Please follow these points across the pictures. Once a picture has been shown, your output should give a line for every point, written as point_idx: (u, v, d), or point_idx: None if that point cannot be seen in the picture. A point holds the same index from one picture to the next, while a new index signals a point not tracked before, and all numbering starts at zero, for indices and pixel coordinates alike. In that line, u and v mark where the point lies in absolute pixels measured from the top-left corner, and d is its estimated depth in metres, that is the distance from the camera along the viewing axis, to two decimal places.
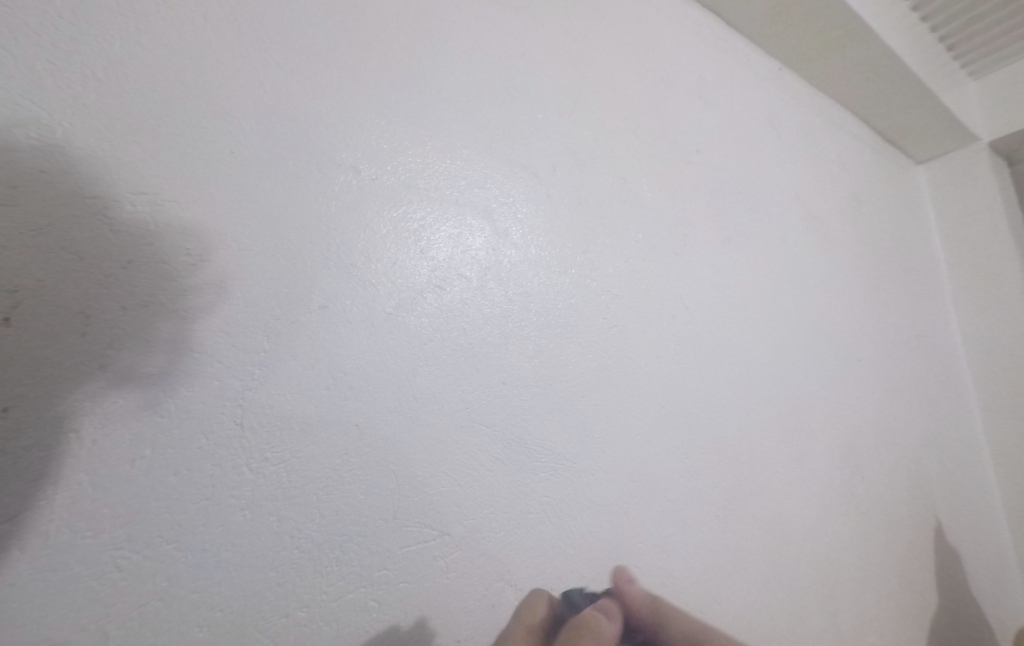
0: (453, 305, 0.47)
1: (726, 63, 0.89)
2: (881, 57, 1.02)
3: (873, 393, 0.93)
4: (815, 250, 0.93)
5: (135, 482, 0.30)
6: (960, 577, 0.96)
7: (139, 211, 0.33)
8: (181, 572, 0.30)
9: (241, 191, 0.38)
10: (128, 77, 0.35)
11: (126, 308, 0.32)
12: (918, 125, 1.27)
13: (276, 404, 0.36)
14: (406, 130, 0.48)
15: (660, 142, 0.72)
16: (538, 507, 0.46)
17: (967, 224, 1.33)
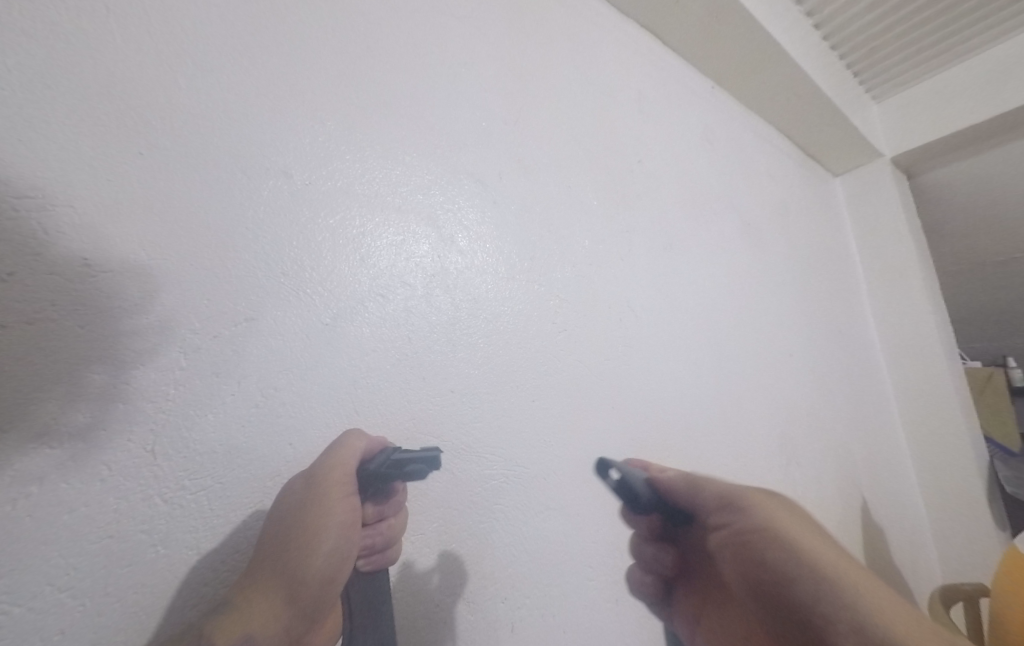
0: (396, 314, 0.45)
1: (662, 79, 0.93)
2: (796, 80, 1.12)
3: (803, 385, 1.00)
4: (749, 255, 1.00)
5: (16, 526, 0.26)
6: (884, 551, 1.05)
7: (22, 216, 0.29)
8: (76, 625, 0.27)
9: (152, 195, 0.35)
10: (9, 67, 0.31)
11: (5, 326, 0.28)
12: (832, 141, 1.40)
13: (196, 426, 0.33)
14: (343, 136, 0.46)
15: (603, 151, 0.74)
16: (489, 515, 0.46)
17: (876, 230, 1.48)
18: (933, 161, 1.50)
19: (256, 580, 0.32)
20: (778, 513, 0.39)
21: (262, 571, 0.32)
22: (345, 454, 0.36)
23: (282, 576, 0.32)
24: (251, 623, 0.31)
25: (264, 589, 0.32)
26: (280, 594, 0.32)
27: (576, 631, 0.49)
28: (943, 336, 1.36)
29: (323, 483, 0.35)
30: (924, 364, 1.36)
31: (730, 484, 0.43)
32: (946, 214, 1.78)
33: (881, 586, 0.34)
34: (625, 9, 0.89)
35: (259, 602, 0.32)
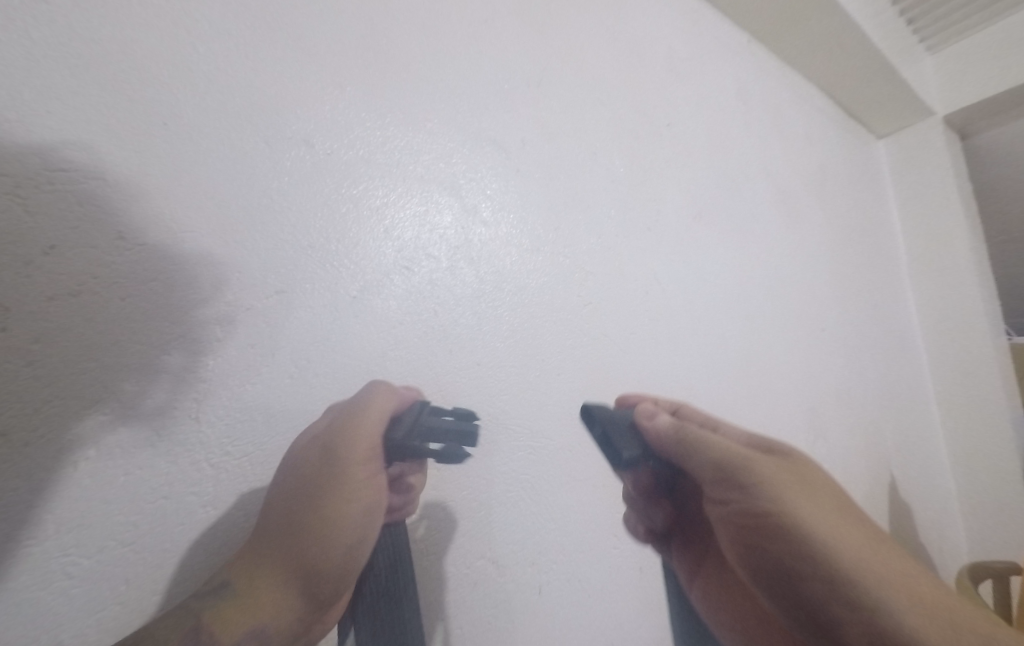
0: (421, 287, 0.45)
1: (695, 34, 0.87)
2: (843, 30, 1.03)
3: (834, 358, 0.97)
4: (783, 224, 0.95)
5: (80, 485, 0.28)
6: (910, 527, 1.04)
7: (60, 189, 0.30)
8: (140, 576, 0.29)
9: (181, 168, 0.35)
10: (37, 40, 0.31)
11: (53, 298, 0.29)
12: (879, 99, 1.29)
13: (234, 395, 0.34)
14: (364, 103, 0.45)
15: (631, 114, 0.71)
16: (514, 485, 0.47)
17: (922, 196, 1.39)
18: (992, 118, 1.38)
19: (265, 568, 0.34)
20: (786, 494, 0.37)
21: (274, 557, 0.34)
22: (364, 430, 0.37)
23: (292, 566, 0.34)
24: (260, 615, 0.33)
25: (271, 578, 0.34)
26: (292, 585, 0.34)
27: (597, 596, 0.50)
28: (989, 309, 1.28)
29: (341, 464, 0.37)
30: (966, 338, 1.29)
31: (728, 454, 0.40)
32: (1001, 178, 1.65)
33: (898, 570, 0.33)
34: None
35: (267, 592, 0.33)
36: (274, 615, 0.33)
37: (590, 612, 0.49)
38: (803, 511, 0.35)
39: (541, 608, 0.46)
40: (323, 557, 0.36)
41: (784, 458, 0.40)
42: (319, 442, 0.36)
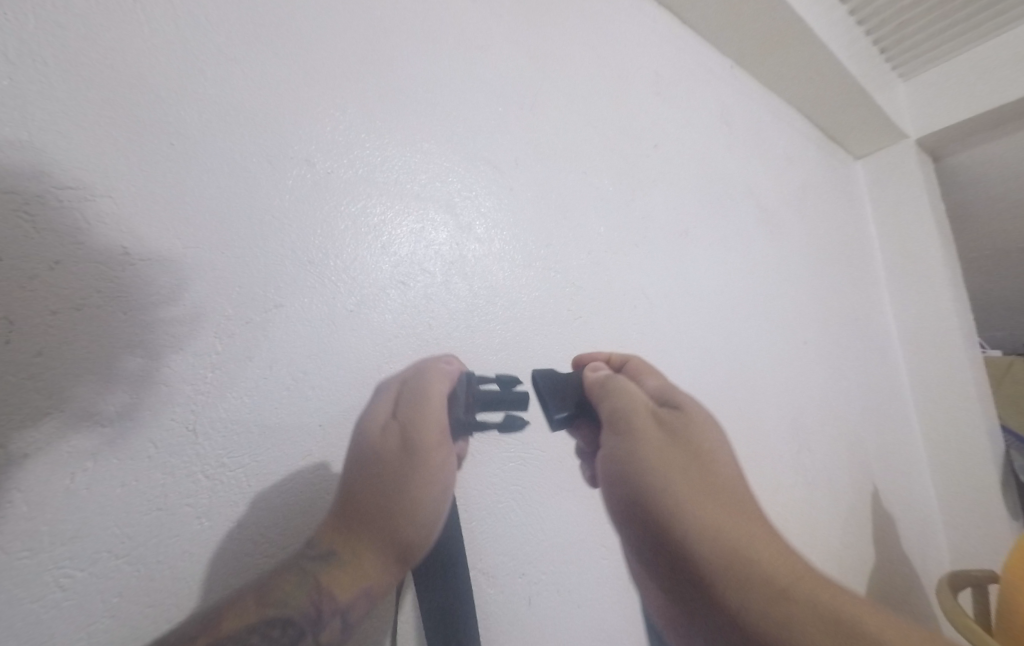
0: (417, 301, 0.46)
1: (679, 59, 0.91)
2: (820, 58, 1.08)
3: (817, 371, 1.00)
4: (766, 241, 0.98)
5: (76, 498, 0.28)
6: (894, 537, 1.06)
7: (66, 206, 0.31)
8: (133, 588, 0.29)
9: (184, 184, 0.36)
10: (47, 61, 0.32)
11: (56, 311, 0.29)
12: (854, 123, 1.35)
13: (231, 408, 0.34)
14: (363, 122, 0.47)
15: (619, 135, 0.73)
16: (507, 496, 0.47)
17: (897, 215, 1.45)
18: (961, 142, 1.45)
19: (364, 536, 0.33)
20: (656, 449, 0.33)
21: (371, 529, 0.33)
22: (431, 411, 0.35)
23: (389, 538, 0.34)
24: (366, 579, 0.33)
25: (374, 546, 0.33)
26: (387, 558, 0.34)
27: (589, 605, 0.51)
28: (963, 324, 1.33)
29: (419, 444, 0.35)
30: (943, 352, 1.33)
31: (622, 405, 0.36)
32: (972, 198, 1.72)
33: (754, 544, 0.27)
34: None
35: (366, 563, 0.33)
36: (378, 580, 0.33)
37: (582, 623, 0.50)
38: (665, 464, 0.31)
39: (533, 620, 0.46)
40: (410, 536, 0.34)
41: (678, 416, 0.35)
42: (395, 423, 0.36)
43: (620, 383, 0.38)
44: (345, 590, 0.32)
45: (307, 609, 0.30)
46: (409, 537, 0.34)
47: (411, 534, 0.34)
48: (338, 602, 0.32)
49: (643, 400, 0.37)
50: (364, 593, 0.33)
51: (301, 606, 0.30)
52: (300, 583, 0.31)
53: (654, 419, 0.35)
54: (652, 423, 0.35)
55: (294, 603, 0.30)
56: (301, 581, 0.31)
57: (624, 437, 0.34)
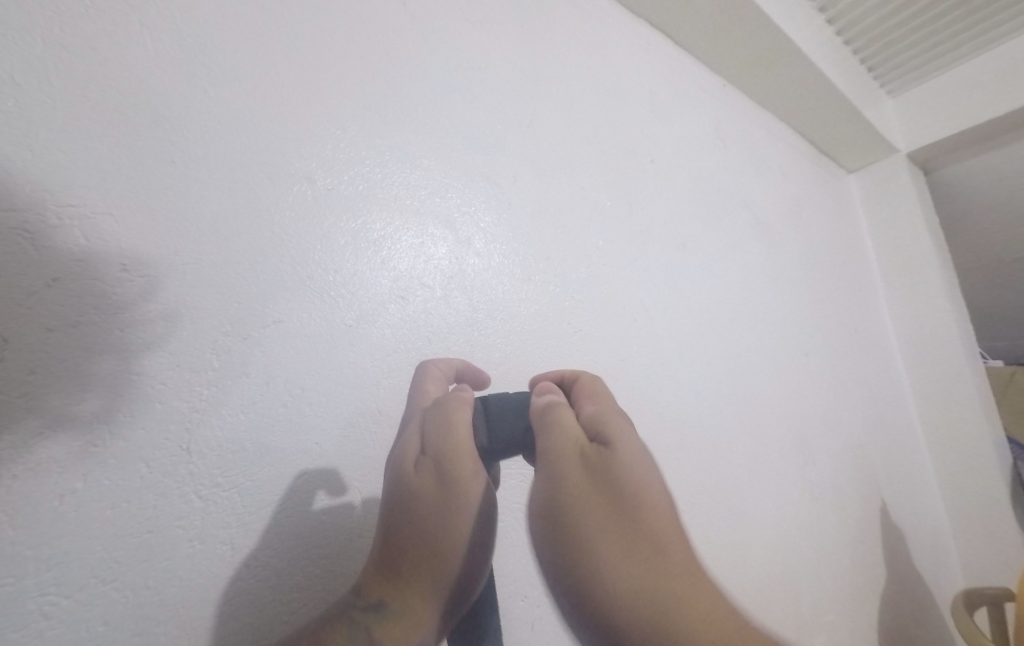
0: (416, 316, 0.46)
1: (673, 78, 0.93)
2: (809, 75, 1.11)
3: (818, 383, 0.99)
4: (763, 254, 0.99)
5: (65, 520, 0.27)
6: (904, 553, 1.04)
7: (66, 224, 0.31)
8: (120, 616, 0.28)
9: (183, 202, 0.36)
10: (52, 83, 0.32)
11: (51, 329, 0.29)
12: (846, 138, 1.38)
13: (226, 426, 0.34)
14: (362, 140, 0.47)
15: (615, 152, 0.74)
16: (508, 514, 0.46)
17: (891, 226, 1.46)
18: (950, 157, 1.47)
19: (409, 586, 0.31)
20: (581, 495, 0.29)
21: (413, 578, 0.31)
22: (459, 441, 0.33)
23: (434, 590, 0.31)
24: (417, 631, 0.31)
25: (421, 597, 0.31)
26: (436, 608, 0.31)
27: None
28: (962, 334, 1.33)
29: (452, 479, 0.32)
30: (943, 362, 1.33)
31: (553, 442, 0.32)
32: (965, 210, 1.74)
33: (686, 606, 0.26)
34: (636, 9, 0.89)
35: (413, 617, 0.31)
36: (431, 629, 0.31)
37: None
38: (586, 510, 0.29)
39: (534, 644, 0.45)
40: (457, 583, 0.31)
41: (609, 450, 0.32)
42: (425, 457, 0.33)
43: (555, 414, 0.34)
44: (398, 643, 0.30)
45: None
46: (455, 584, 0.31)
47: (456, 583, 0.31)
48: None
49: (575, 433, 0.32)
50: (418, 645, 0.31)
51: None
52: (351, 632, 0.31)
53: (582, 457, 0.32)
54: (580, 462, 0.31)
55: None
56: (353, 631, 0.31)
57: (553, 481, 0.31)
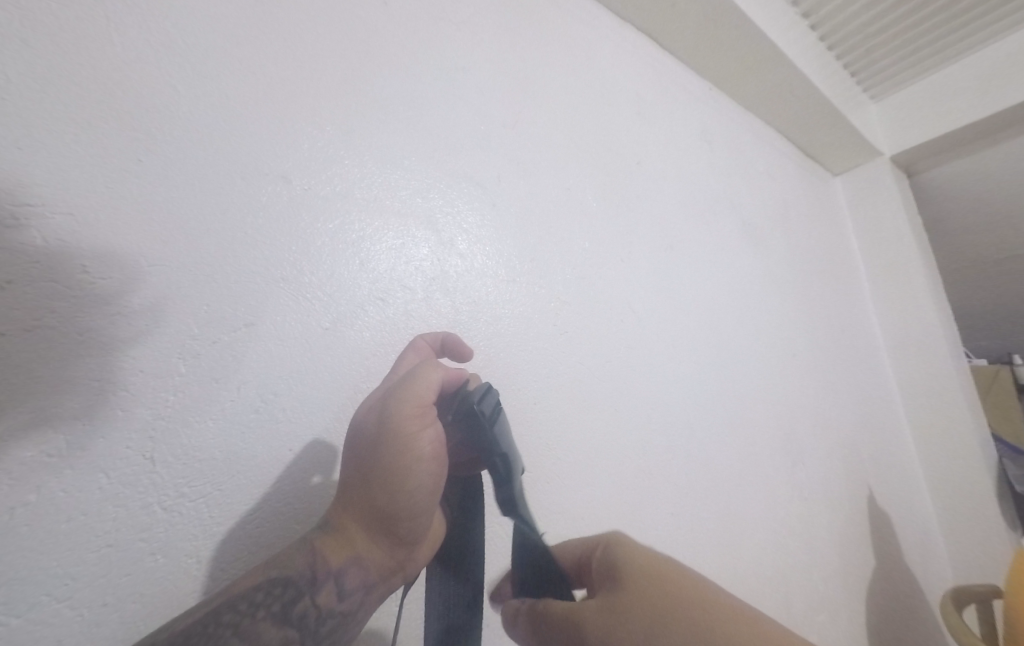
0: (397, 318, 0.45)
1: (660, 81, 0.93)
2: (794, 79, 1.12)
3: (806, 383, 1.00)
4: (750, 256, 1.00)
5: (16, 535, 0.26)
6: (895, 551, 1.04)
7: (24, 225, 0.29)
8: (76, 636, 0.26)
9: (149, 202, 0.35)
10: (13, 80, 0.31)
11: (4, 333, 0.27)
12: (830, 142, 1.40)
13: (193, 434, 0.32)
14: (342, 140, 0.46)
15: (602, 154, 0.74)
16: (492, 521, 0.45)
17: (876, 228, 1.48)
18: (931, 160, 1.50)
19: (353, 509, 0.32)
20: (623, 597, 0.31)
21: (358, 503, 0.32)
22: (411, 385, 0.34)
23: (377, 512, 0.32)
24: (358, 547, 0.32)
25: (361, 520, 0.32)
26: (377, 532, 0.32)
27: None
28: (946, 334, 1.35)
29: (398, 412, 0.33)
30: (929, 362, 1.35)
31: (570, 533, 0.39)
32: (949, 212, 1.76)
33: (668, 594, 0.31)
34: (622, 13, 0.89)
35: (356, 535, 0.32)
36: (371, 553, 0.32)
37: None
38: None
39: None
40: (403, 506, 0.32)
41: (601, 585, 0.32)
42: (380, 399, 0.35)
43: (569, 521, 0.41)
44: (341, 557, 0.31)
45: (305, 570, 0.30)
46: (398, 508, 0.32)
47: (397, 507, 0.32)
48: (334, 568, 0.31)
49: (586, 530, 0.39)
50: (356, 566, 0.31)
51: (299, 566, 0.30)
52: (301, 547, 0.31)
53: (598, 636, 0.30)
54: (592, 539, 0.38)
55: (293, 562, 0.30)
56: (300, 544, 0.31)
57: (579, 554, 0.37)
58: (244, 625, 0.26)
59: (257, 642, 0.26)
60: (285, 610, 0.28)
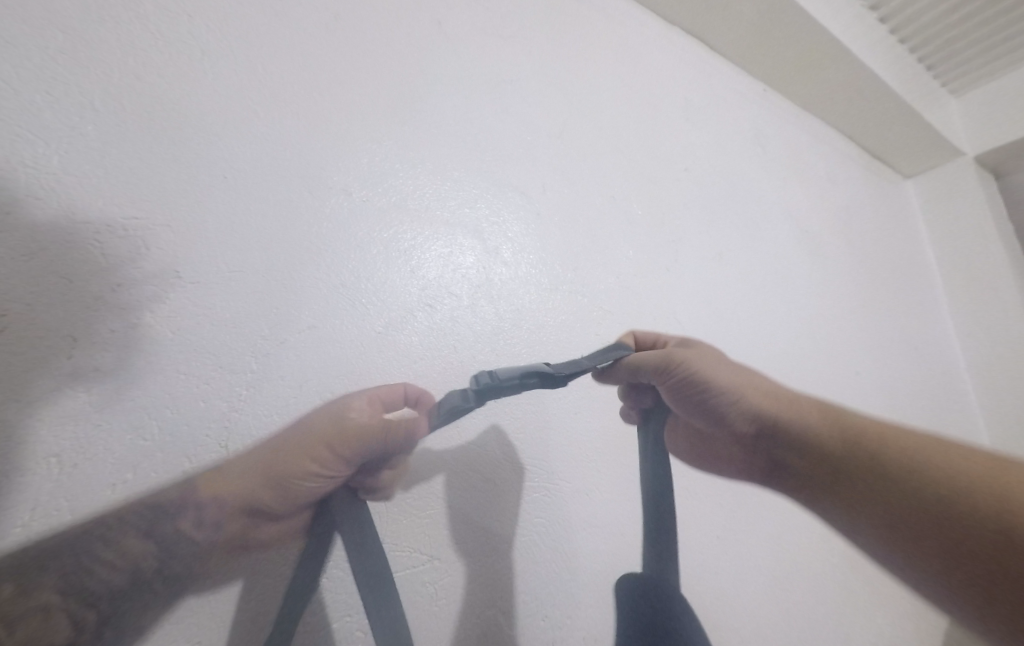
0: (443, 324, 0.47)
1: (710, 84, 0.91)
2: (859, 76, 1.05)
3: (869, 402, 0.93)
4: (809, 265, 0.94)
5: (114, 507, 0.29)
6: None
7: (131, 236, 0.34)
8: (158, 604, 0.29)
9: (230, 214, 0.39)
10: (124, 109, 0.36)
11: (114, 330, 0.32)
12: (902, 142, 1.30)
13: (261, 427, 0.35)
14: (397, 154, 0.49)
15: (648, 160, 0.73)
16: (531, 529, 0.45)
17: (956, 235, 1.35)
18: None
19: (248, 462, 0.34)
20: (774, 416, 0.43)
21: (255, 460, 0.34)
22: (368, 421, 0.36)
23: (262, 477, 0.33)
24: (230, 493, 0.32)
25: (248, 473, 0.33)
26: (246, 491, 0.33)
27: None
28: None
29: (340, 430, 0.35)
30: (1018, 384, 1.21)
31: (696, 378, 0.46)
32: None
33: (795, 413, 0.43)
34: (671, 18, 0.88)
35: (234, 483, 0.33)
36: (241, 507, 0.32)
37: None
38: (877, 478, 0.37)
39: None
40: (280, 487, 0.33)
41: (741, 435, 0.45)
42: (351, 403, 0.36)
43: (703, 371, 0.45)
44: (210, 495, 0.32)
45: (177, 497, 0.31)
46: (277, 486, 0.33)
47: (276, 484, 0.33)
48: (202, 502, 0.31)
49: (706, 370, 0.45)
50: (221, 510, 0.32)
51: (173, 494, 0.31)
52: (178, 483, 0.32)
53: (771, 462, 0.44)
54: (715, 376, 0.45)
55: (167, 489, 0.31)
56: (181, 475, 0.32)
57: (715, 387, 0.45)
58: (112, 535, 0.28)
59: (117, 547, 0.28)
60: (150, 529, 0.29)
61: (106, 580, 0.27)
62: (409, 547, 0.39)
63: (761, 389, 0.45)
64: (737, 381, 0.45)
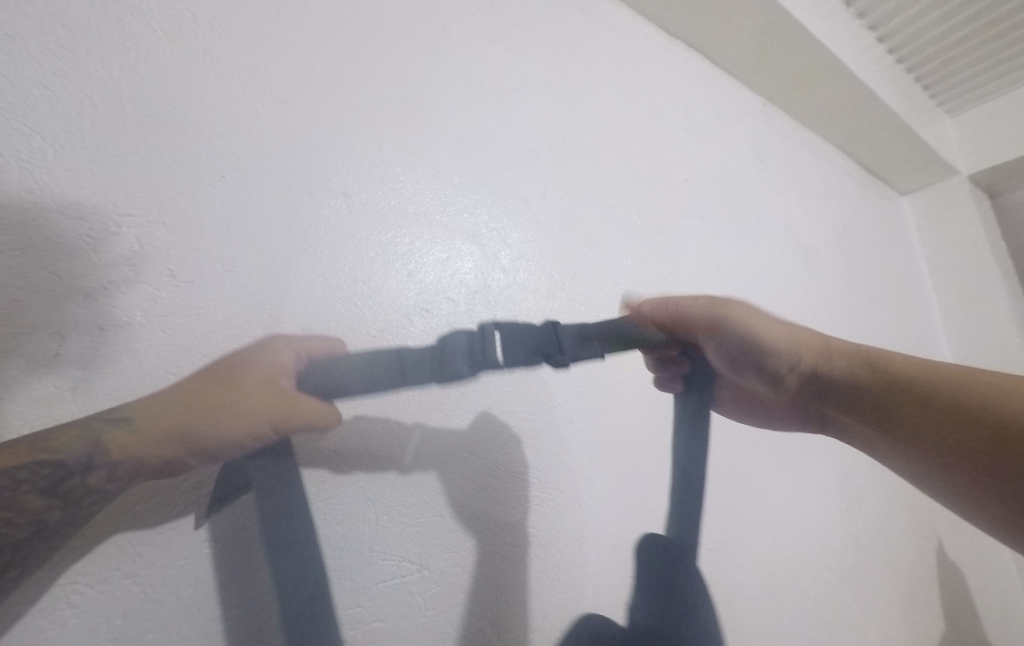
0: (440, 329, 0.46)
1: (711, 98, 0.92)
2: (858, 93, 1.06)
3: None
4: (805, 278, 0.95)
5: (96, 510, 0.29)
6: (968, 608, 0.95)
7: (126, 233, 0.33)
8: (138, 611, 0.29)
9: (227, 214, 0.38)
10: (123, 104, 0.36)
11: (103, 328, 0.31)
12: (899, 159, 1.31)
13: None
14: (398, 158, 0.49)
15: (649, 170, 0.74)
16: (524, 540, 0.45)
17: (951, 252, 1.37)
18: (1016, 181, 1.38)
19: (162, 416, 0.28)
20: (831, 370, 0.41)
21: (170, 414, 0.28)
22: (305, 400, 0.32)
23: (181, 438, 0.28)
24: (144, 449, 0.27)
25: (163, 429, 0.28)
26: (162, 450, 0.28)
27: None
28: None
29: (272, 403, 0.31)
30: None
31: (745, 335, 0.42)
32: None
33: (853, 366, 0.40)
34: (674, 31, 0.88)
35: (146, 439, 0.27)
36: (163, 462, 0.28)
37: None
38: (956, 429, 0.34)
39: None
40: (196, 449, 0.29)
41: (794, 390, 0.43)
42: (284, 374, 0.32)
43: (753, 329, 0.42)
44: (123, 455, 0.27)
45: (82, 455, 0.26)
46: (191, 447, 0.28)
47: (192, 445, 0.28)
48: (116, 459, 0.26)
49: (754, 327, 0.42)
50: (139, 466, 0.27)
51: (77, 451, 0.26)
52: (85, 435, 0.26)
53: (825, 409, 0.44)
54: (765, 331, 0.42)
55: (68, 443, 0.26)
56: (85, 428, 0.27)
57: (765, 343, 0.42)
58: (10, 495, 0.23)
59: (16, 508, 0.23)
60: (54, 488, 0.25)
61: (4, 543, 0.23)
62: (399, 556, 0.38)
63: (817, 339, 0.42)
64: (788, 336, 0.42)
